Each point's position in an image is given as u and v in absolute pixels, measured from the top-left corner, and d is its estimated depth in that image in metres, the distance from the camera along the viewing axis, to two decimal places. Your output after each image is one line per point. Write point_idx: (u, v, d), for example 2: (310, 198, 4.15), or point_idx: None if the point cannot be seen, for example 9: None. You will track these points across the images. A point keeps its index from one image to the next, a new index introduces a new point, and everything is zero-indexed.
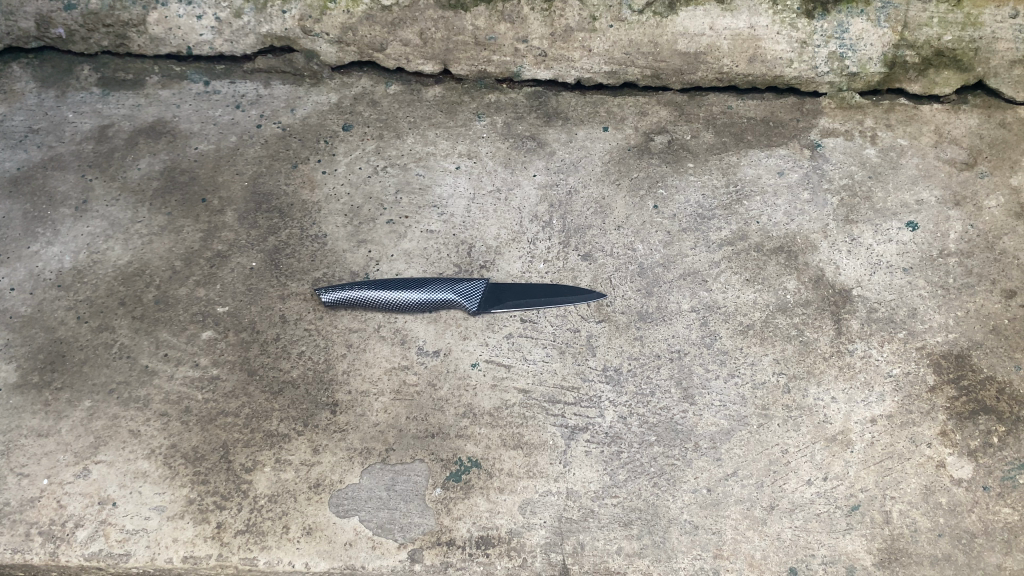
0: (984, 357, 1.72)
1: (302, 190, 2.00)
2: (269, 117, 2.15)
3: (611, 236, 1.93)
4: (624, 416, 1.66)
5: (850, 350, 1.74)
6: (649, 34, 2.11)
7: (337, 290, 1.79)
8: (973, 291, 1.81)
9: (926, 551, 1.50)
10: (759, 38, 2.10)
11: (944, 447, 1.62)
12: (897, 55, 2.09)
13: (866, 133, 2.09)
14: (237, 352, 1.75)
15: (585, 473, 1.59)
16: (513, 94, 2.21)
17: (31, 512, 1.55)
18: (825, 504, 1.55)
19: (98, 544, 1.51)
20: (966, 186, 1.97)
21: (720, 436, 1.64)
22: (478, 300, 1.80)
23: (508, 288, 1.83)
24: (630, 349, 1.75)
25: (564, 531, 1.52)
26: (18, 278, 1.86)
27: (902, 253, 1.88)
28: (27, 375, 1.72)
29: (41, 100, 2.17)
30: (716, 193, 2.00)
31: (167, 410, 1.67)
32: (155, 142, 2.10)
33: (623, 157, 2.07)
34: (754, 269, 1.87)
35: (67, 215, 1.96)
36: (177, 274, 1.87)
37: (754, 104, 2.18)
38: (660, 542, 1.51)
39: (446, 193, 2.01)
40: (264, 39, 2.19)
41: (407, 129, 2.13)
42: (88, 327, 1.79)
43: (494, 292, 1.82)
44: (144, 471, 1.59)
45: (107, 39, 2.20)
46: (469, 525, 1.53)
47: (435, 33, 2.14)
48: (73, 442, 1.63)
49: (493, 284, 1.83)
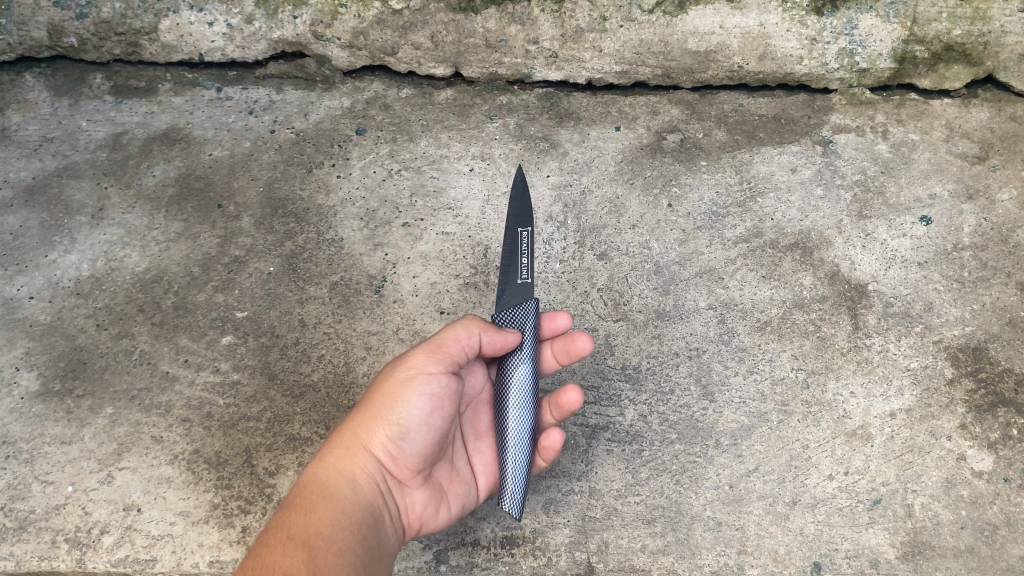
0: (1001, 349, 1.72)
1: (317, 195, 2.01)
2: (282, 122, 2.15)
3: (627, 235, 1.93)
4: (644, 415, 1.67)
5: (868, 345, 1.75)
6: (660, 33, 2.14)
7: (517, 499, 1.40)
8: (988, 284, 1.82)
9: (949, 544, 1.51)
10: (769, 36, 2.12)
11: (963, 440, 1.62)
12: (907, 50, 2.11)
13: (878, 129, 2.09)
14: (257, 356, 1.75)
15: (607, 472, 1.61)
16: (525, 96, 2.21)
17: (57, 519, 1.56)
18: (847, 498, 1.56)
19: (124, 550, 1.52)
20: (979, 179, 1.97)
21: (741, 432, 1.64)
22: (534, 324, 1.48)
23: (512, 261, 1.56)
24: (648, 348, 1.76)
25: (588, 530, 1.54)
26: (37, 287, 1.87)
27: (917, 248, 1.88)
28: (48, 383, 1.73)
29: (54, 109, 2.18)
30: (730, 191, 2.00)
31: (189, 416, 1.68)
32: (170, 149, 2.11)
33: (636, 156, 2.08)
34: (770, 266, 1.87)
35: (83, 223, 1.98)
36: (196, 280, 1.88)
37: (765, 101, 2.17)
38: (683, 539, 1.53)
39: (461, 195, 2.01)
40: (276, 45, 2.20)
41: (420, 132, 2.13)
42: (108, 335, 1.80)
43: (524, 286, 1.52)
44: (167, 476, 1.60)
45: (119, 47, 2.22)
46: (493, 525, 1.55)
47: (447, 36, 2.17)
48: (97, 449, 1.64)
49: (505, 283, 1.52)
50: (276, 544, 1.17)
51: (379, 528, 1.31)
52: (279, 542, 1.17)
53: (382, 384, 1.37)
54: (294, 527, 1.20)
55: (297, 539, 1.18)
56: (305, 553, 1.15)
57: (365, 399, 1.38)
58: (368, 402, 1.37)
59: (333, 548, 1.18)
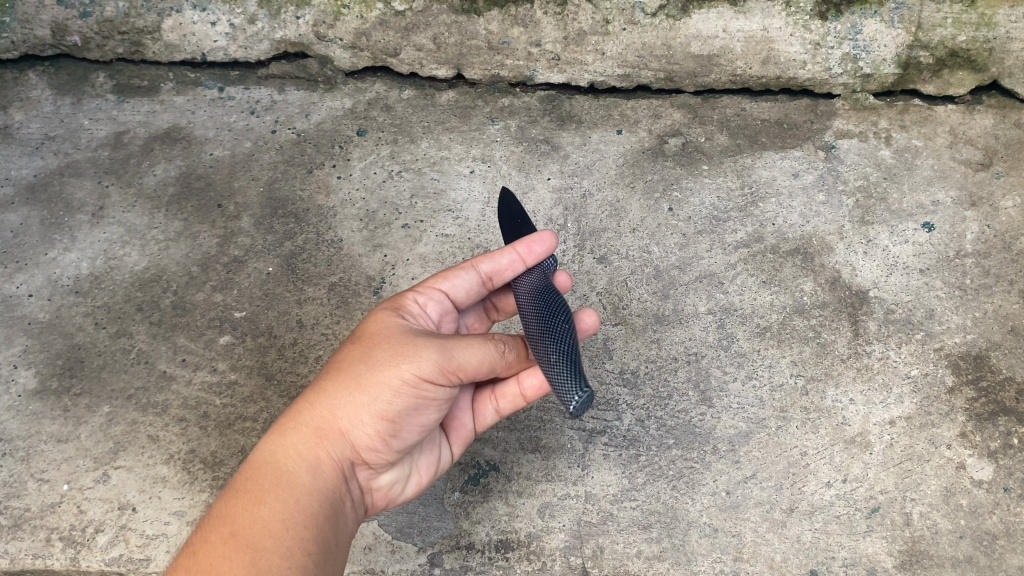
0: (1003, 358, 1.71)
1: (317, 195, 2.01)
2: (283, 122, 2.15)
3: (627, 239, 1.93)
4: (641, 419, 1.66)
5: (868, 352, 1.73)
6: (662, 37, 2.13)
7: (582, 389, 1.15)
8: (990, 291, 1.80)
9: (948, 553, 1.49)
10: (772, 40, 2.11)
11: (963, 448, 1.60)
12: (912, 56, 2.10)
13: (881, 134, 2.08)
14: (254, 357, 1.75)
15: (604, 476, 1.60)
16: (527, 98, 2.21)
17: (52, 517, 1.56)
18: (845, 506, 1.55)
19: (119, 549, 1.52)
20: (982, 186, 1.96)
21: (738, 438, 1.63)
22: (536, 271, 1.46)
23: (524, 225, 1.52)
24: (647, 352, 1.75)
25: (584, 534, 1.53)
26: (36, 284, 1.88)
27: (919, 254, 1.87)
28: (46, 381, 1.73)
29: (57, 108, 2.19)
30: (731, 195, 1.99)
31: (185, 416, 1.68)
32: (171, 148, 2.11)
33: (637, 160, 2.07)
34: (770, 271, 1.86)
35: (84, 222, 1.98)
36: (194, 280, 1.88)
37: (768, 105, 2.17)
38: (679, 545, 1.52)
39: (461, 197, 2.00)
40: (279, 45, 2.21)
41: (421, 134, 2.13)
42: (106, 333, 1.80)
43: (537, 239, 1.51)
44: (163, 476, 1.60)
45: (122, 46, 2.22)
46: (488, 529, 1.55)
47: (449, 37, 2.16)
48: (93, 447, 1.64)
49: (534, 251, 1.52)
50: (217, 542, 1.13)
51: (340, 519, 1.27)
52: (221, 539, 1.13)
53: (372, 373, 1.27)
54: (241, 522, 1.16)
55: (239, 537, 1.14)
56: (248, 558, 1.11)
57: (347, 379, 1.28)
58: (352, 386, 1.27)
59: (280, 549, 1.14)
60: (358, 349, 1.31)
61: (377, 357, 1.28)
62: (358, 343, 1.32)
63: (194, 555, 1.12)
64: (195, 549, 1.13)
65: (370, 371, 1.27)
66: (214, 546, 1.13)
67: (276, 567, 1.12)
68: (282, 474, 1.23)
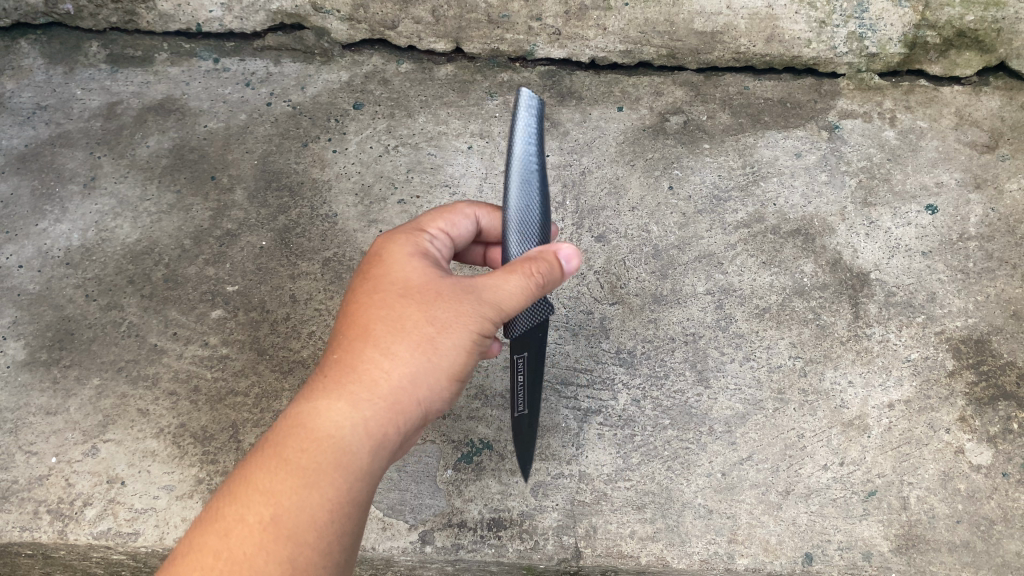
0: (1005, 342, 1.69)
1: (312, 169, 1.98)
2: (279, 95, 2.12)
3: (625, 217, 1.90)
4: (637, 400, 1.65)
5: (868, 334, 1.71)
6: (666, 12, 2.09)
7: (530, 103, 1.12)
8: (993, 275, 1.78)
9: (944, 538, 1.48)
10: (777, 17, 2.08)
11: (962, 433, 1.59)
12: (918, 36, 2.06)
13: (885, 115, 2.06)
14: (247, 331, 1.73)
15: (598, 456, 1.58)
16: (525, 74, 2.18)
17: (39, 490, 1.54)
18: (842, 489, 1.53)
19: (106, 523, 1.50)
20: (987, 168, 1.93)
21: (735, 420, 1.61)
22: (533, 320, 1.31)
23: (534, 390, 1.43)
24: (644, 332, 1.73)
25: (577, 514, 1.52)
26: (26, 255, 1.86)
27: (921, 237, 1.85)
28: (35, 353, 1.71)
29: (49, 77, 2.17)
30: (732, 174, 1.96)
31: (176, 389, 1.65)
32: (165, 119, 2.08)
33: (637, 138, 2.04)
34: (770, 252, 1.84)
35: (75, 192, 1.95)
36: (186, 253, 1.85)
37: (771, 84, 2.14)
38: (673, 526, 1.50)
39: (458, 173, 1.97)
40: (275, 16, 2.17)
41: (418, 108, 2.10)
42: (96, 306, 1.77)
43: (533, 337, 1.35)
44: (152, 449, 1.58)
45: (116, 15, 2.19)
46: (480, 507, 1.53)
47: (448, 11, 2.12)
48: (82, 420, 1.62)
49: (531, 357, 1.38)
50: (254, 528, 1.02)
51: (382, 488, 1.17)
52: (259, 523, 1.02)
53: (446, 335, 1.13)
54: (286, 504, 1.03)
55: (280, 524, 1.02)
56: (288, 554, 1.01)
57: (418, 338, 1.12)
58: (422, 345, 1.12)
59: (322, 543, 1.04)
60: (423, 303, 1.14)
61: (449, 313, 1.13)
62: (427, 290, 1.15)
63: (224, 538, 1.02)
64: (227, 529, 1.02)
65: (442, 333, 1.13)
66: (251, 532, 1.02)
67: (314, 563, 1.03)
68: (337, 450, 1.07)
